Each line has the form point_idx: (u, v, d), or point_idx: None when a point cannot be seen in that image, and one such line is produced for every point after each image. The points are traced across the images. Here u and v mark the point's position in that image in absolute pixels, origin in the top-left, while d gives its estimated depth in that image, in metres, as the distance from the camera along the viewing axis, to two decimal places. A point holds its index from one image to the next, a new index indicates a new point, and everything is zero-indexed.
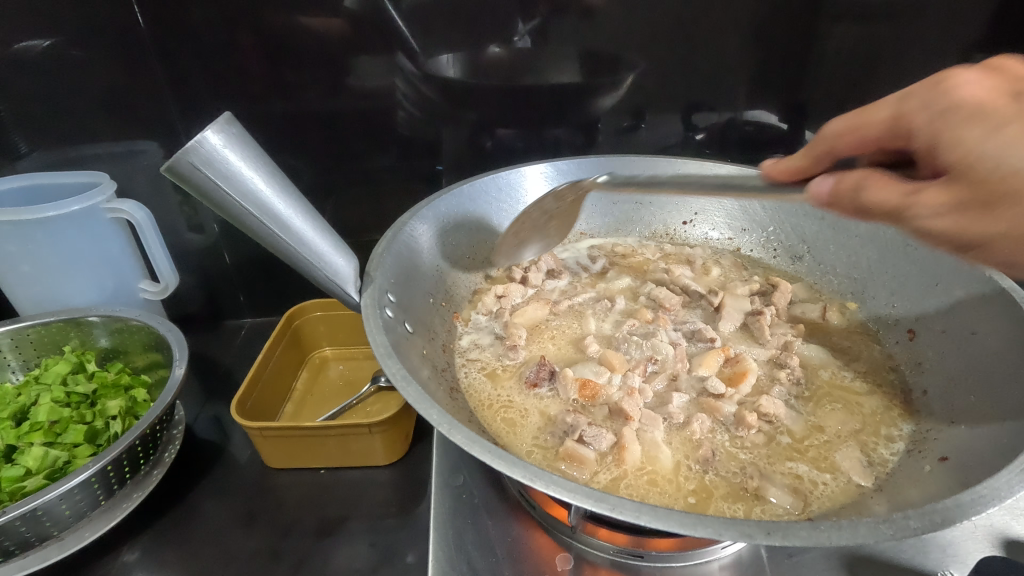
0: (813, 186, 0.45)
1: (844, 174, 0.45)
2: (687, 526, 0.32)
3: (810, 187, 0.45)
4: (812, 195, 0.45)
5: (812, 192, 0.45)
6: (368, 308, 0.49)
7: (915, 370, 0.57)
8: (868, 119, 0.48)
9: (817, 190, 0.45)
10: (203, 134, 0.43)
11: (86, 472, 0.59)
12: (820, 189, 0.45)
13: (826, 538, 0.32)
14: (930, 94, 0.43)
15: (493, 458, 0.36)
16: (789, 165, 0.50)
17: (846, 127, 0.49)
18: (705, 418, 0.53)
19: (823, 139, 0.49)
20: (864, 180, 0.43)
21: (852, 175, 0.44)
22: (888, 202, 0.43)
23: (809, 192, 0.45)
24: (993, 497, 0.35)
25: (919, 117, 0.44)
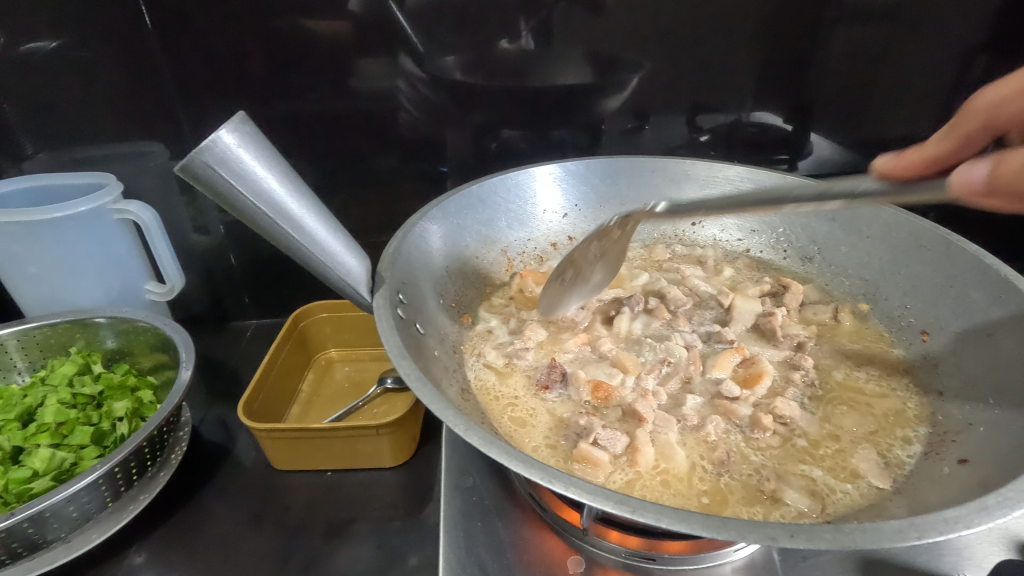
0: (963, 172, 0.38)
1: (996, 157, 0.38)
2: (710, 528, 0.32)
3: (957, 173, 0.38)
4: (962, 184, 0.38)
5: (960, 180, 0.38)
6: (380, 308, 0.49)
7: (930, 372, 0.57)
8: (960, 114, 0.47)
9: (970, 177, 0.38)
10: (215, 134, 0.42)
11: (93, 474, 0.59)
12: (974, 176, 0.37)
13: (850, 541, 0.31)
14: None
15: (510, 460, 0.36)
16: (912, 158, 0.48)
17: (1003, 96, 0.47)
18: (719, 420, 0.53)
19: (981, 108, 0.47)
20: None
21: (998, 156, 0.38)
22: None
23: (957, 181, 0.38)
24: (1019, 499, 0.34)
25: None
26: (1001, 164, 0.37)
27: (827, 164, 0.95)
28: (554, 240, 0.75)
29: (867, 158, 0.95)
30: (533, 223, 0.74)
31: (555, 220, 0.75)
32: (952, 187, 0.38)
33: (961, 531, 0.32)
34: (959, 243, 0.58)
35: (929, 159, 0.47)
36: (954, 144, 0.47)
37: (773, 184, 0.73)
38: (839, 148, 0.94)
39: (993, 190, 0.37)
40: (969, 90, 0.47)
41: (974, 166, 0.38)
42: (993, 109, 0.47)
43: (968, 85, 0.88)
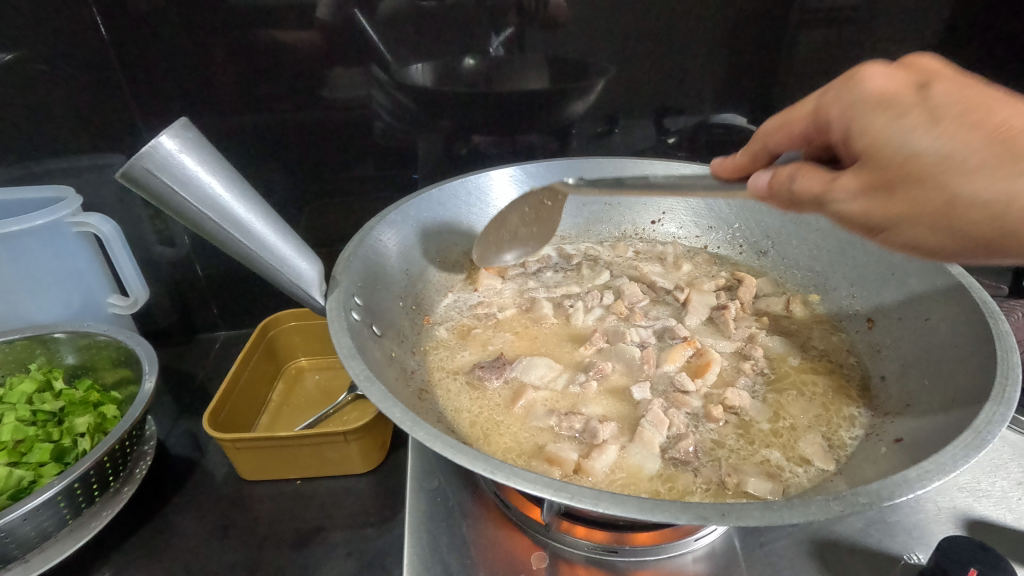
0: (753, 179, 0.46)
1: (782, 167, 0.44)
2: (645, 511, 0.33)
3: (749, 181, 0.46)
4: (755, 190, 0.46)
5: (750, 185, 0.46)
6: (333, 311, 0.49)
7: (874, 357, 0.59)
8: (795, 114, 0.48)
9: (757, 185, 0.46)
10: (157, 140, 0.43)
11: (51, 489, 0.58)
12: (760, 181, 0.45)
13: (780, 516, 0.33)
14: (844, 90, 0.42)
15: (455, 454, 0.36)
16: (735, 162, 0.52)
17: (775, 125, 0.49)
18: (674, 409, 0.54)
19: (814, 124, 0.52)
20: (795, 172, 0.43)
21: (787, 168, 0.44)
22: (813, 190, 0.42)
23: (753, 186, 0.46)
24: (938, 471, 0.36)
25: (832, 110, 0.43)
26: (798, 182, 0.42)
27: None
28: None
29: None
30: None
31: None
32: (749, 191, 0.47)
33: (881, 502, 0.33)
34: None
35: (740, 167, 0.52)
36: (801, 150, 0.53)
37: None
38: None
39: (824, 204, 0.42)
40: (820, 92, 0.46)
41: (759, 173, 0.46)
42: (772, 134, 0.50)
43: None
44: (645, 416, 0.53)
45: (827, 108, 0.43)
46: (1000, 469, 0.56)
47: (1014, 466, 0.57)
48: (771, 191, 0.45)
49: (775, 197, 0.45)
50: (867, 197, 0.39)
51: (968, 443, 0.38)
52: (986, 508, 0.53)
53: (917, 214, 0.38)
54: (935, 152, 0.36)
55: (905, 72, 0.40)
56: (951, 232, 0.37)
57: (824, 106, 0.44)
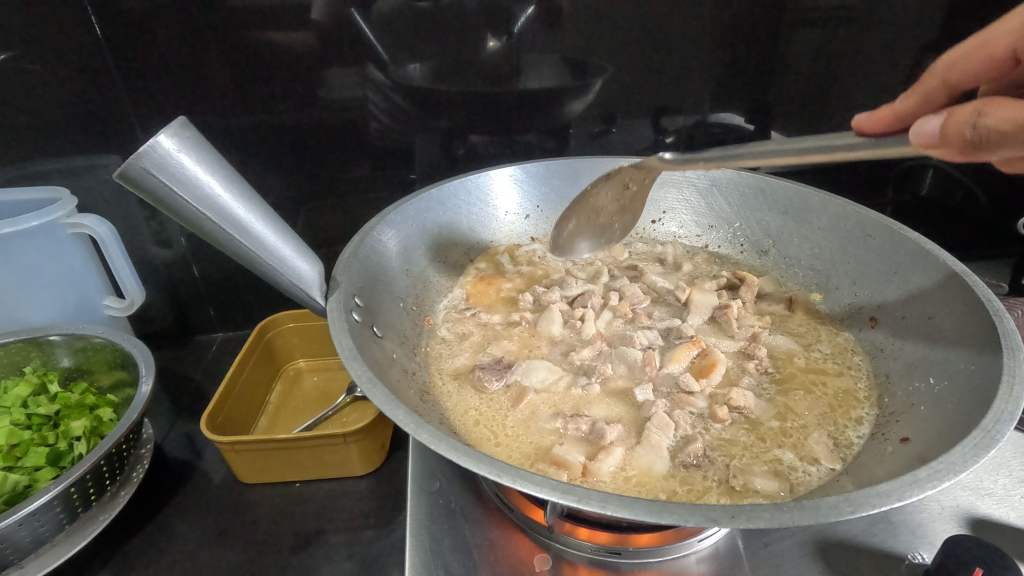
0: (919, 127, 0.40)
1: (954, 109, 0.38)
2: (653, 513, 0.33)
3: (914, 131, 0.40)
4: (920, 140, 0.40)
5: (916, 135, 0.40)
6: (333, 312, 0.48)
7: (878, 357, 0.58)
8: (930, 85, 0.48)
9: (925, 132, 0.39)
10: (155, 139, 0.42)
11: (47, 494, 0.57)
12: (928, 130, 0.39)
13: (789, 517, 0.32)
14: (985, 54, 0.46)
15: (460, 457, 0.36)
16: (887, 113, 0.47)
17: (917, 101, 0.47)
18: (678, 410, 0.54)
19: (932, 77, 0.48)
20: (981, 108, 0.37)
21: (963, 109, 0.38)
22: (1023, 121, 0.35)
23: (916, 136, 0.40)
24: (947, 471, 0.36)
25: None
26: (986, 118, 0.36)
27: None
28: (517, 242, 0.76)
29: None
30: (494, 226, 0.75)
31: (516, 222, 0.76)
32: (914, 144, 0.40)
33: (891, 503, 0.33)
34: (902, 232, 0.60)
35: (906, 114, 0.46)
36: (914, 102, 0.47)
37: (728, 180, 0.74)
38: None
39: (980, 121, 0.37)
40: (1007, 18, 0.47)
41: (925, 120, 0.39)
42: (916, 111, 0.47)
43: (918, 84, 0.92)
44: (651, 419, 0.53)
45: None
46: (1002, 467, 0.56)
47: (1016, 464, 0.57)
48: (944, 138, 0.38)
49: (949, 143, 0.38)
50: (1006, 143, 0.36)
51: (976, 442, 0.37)
52: (989, 507, 0.53)
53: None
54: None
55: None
56: None
57: (956, 81, 0.46)
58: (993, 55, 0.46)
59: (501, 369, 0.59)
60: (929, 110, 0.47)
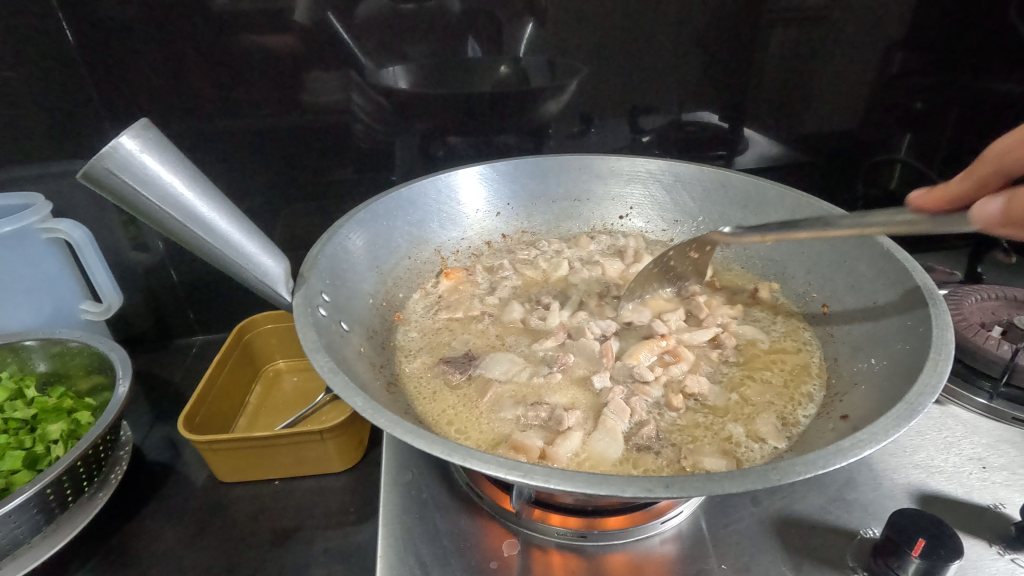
0: (979, 208, 0.42)
1: (1018, 192, 0.40)
2: (594, 486, 0.34)
3: (974, 211, 0.42)
4: (981, 218, 0.42)
5: (976, 216, 0.42)
6: (299, 307, 0.50)
7: (827, 341, 0.61)
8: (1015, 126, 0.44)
9: (986, 212, 0.41)
10: (117, 141, 0.43)
11: (24, 495, 0.58)
12: (991, 209, 0.41)
13: (720, 486, 0.34)
14: None
15: (412, 438, 0.38)
16: (946, 191, 0.46)
17: (1014, 142, 0.43)
18: (635, 397, 0.56)
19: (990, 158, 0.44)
20: None
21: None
22: None
23: (977, 216, 0.42)
24: (871, 440, 0.38)
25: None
26: None
27: (759, 157, 1.00)
28: (488, 239, 0.78)
29: (796, 151, 1.00)
30: (465, 223, 0.76)
31: (486, 219, 0.77)
32: (974, 222, 0.42)
33: (817, 470, 0.35)
34: None
35: (958, 195, 0.46)
36: (973, 185, 0.45)
37: (690, 176, 0.76)
38: (769, 143, 0.99)
39: None
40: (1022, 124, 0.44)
41: (986, 202, 0.41)
42: (1011, 152, 0.43)
43: (884, 81, 0.95)
44: (608, 405, 0.55)
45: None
46: (952, 446, 0.59)
47: (966, 443, 0.59)
48: (1009, 218, 0.40)
49: (1015, 223, 0.40)
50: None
51: (900, 414, 0.40)
52: (939, 483, 0.56)
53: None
54: None
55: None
56: None
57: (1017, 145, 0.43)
58: None
59: (467, 361, 0.61)
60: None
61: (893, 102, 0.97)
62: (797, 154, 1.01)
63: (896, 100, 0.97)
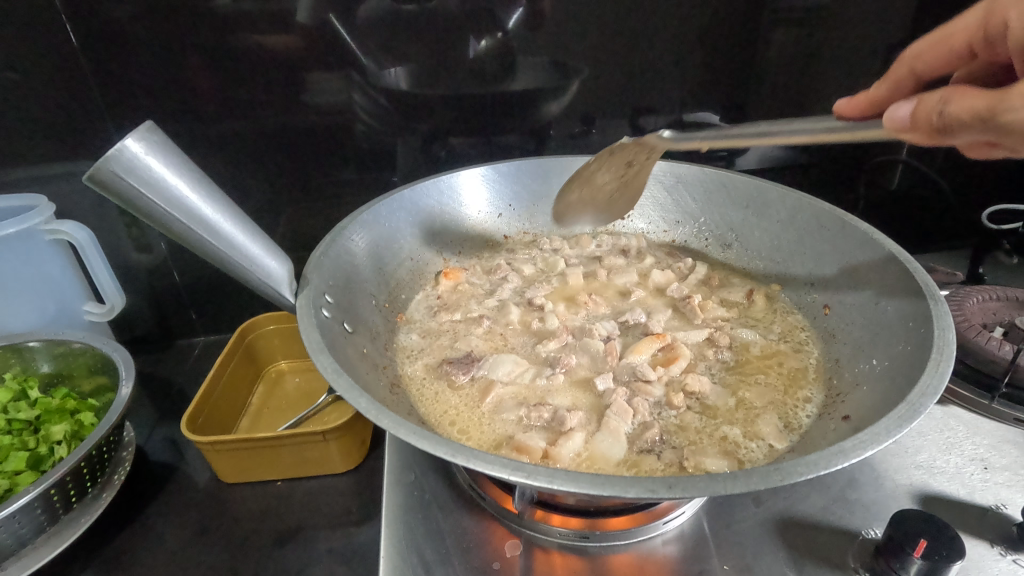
0: (890, 115, 0.42)
1: (926, 95, 0.40)
2: (597, 486, 0.35)
3: (887, 119, 0.42)
4: (891, 125, 0.42)
5: (889, 122, 0.42)
6: (303, 309, 0.50)
7: (829, 342, 0.61)
8: (953, 29, 0.48)
9: (896, 118, 0.41)
10: (123, 143, 0.43)
11: (28, 496, 0.58)
12: (899, 114, 0.41)
13: (723, 486, 0.35)
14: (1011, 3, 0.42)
15: (417, 439, 0.38)
16: (877, 94, 0.54)
17: (927, 46, 0.50)
18: (638, 397, 0.56)
19: (903, 65, 0.52)
20: (948, 95, 0.39)
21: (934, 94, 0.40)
22: (966, 115, 0.37)
23: (887, 119, 0.42)
24: (873, 441, 0.38)
25: (1009, 10, 0.42)
26: (950, 105, 0.38)
27: (760, 158, 1.00)
28: (490, 239, 0.78)
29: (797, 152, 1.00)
30: (467, 224, 0.76)
31: (488, 220, 0.77)
32: (885, 127, 0.42)
33: (819, 471, 0.35)
34: (853, 223, 0.62)
35: (879, 100, 0.54)
36: (888, 87, 0.53)
37: (692, 176, 0.76)
38: (770, 143, 0.99)
39: (943, 109, 0.39)
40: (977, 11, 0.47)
41: (899, 105, 0.41)
42: (922, 55, 0.51)
43: None
44: (611, 406, 0.55)
45: (1002, 9, 0.43)
46: (954, 446, 0.59)
47: (968, 443, 0.59)
48: (916, 121, 0.40)
49: (921, 126, 0.40)
50: (976, 97, 0.37)
51: (902, 414, 0.40)
52: (941, 484, 0.56)
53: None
54: None
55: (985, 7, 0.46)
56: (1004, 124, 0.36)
57: (992, 14, 0.44)
58: (953, 47, 0.48)
59: (469, 362, 0.61)
60: (937, 55, 0.50)
61: None
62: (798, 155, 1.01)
63: None
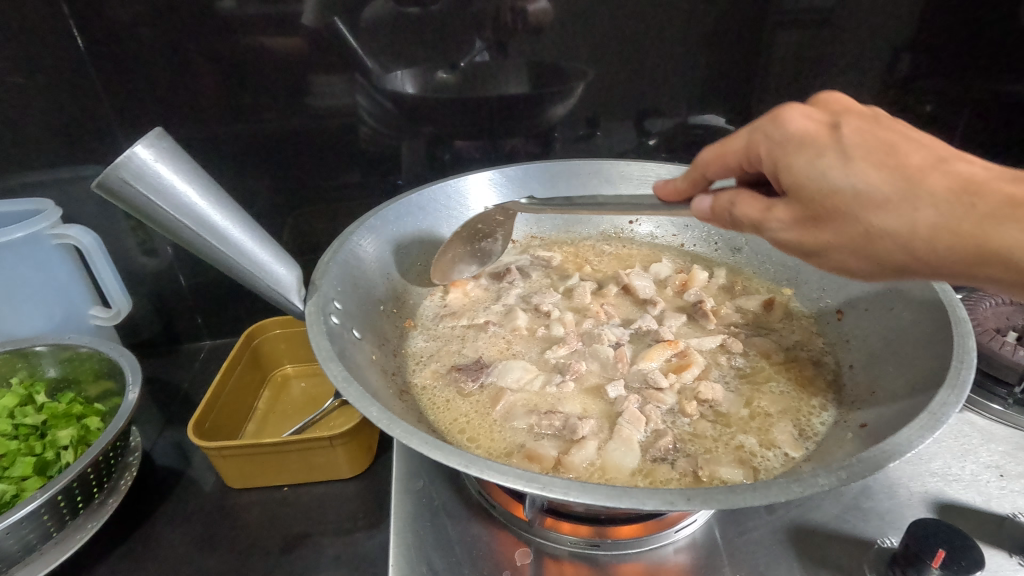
0: (665, 187, 0.59)
1: (720, 194, 0.51)
2: (613, 499, 0.34)
3: (663, 190, 0.59)
4: (698, 212, 0.53)
5: (662, 194, 0.59)
6: (311, 316, 0.49)
7: (843, 348, 0.60)
8: (730, 146, 0.51)
9: (700, 207, 0.53)
10: (132, 149, 0.43)
11: (35, 503, 0.58)
12: (702, 206, 0.53)
13: (742, 499, 0.34)
14: (773, 126, 0.47)
15: (430, 449, 0.37)
16: (676, 187, 0.58)
17: (713, 155, 0.53)
18: (649, 405, 0.56)
19: (698, 165, 0.55)
20: (734, 198, 0.49)
21: (726, 195, 0.51)
22: (751, 215, 0.48)
23: (693, 208, 0.53)
24: (894, 452, 0.37)
25: (762, 146, 0.48)
26: (736, 208, 0.49)
27: None
28: (497, 243, 0.77)
29: None
30: None
31: (496, 224, 0.77)
32: (695, 214, 0.54)
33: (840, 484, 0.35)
34: None
35: (682, 191, 0.58)
36: (687, 183, 0.57)
37: None
38: None
39: (733, 209, 0.50)
40: (748, 128, 0.50)
41: (701, 198, 0.53)
42: (712, 165, 0.54)
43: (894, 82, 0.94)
44: (622, 414, 0.54)
45: (759, 143, 0.48)
46: (969, 453, 0.58)
47: (983, 450, 0.59)
48: (715, 212, 0.52)
49: (718, 217, 0.52)
50: (801, 227, 0.44)
51: (923, 424, 0.40)
52: (956, 492, 0.55)
53: (841, 241, 0.42)
54: (851, 187, 0.41)
55: (820, 112, 0.46)
56: (869, 257, 0.42)
57: (756, 144, 0.49)
58: (730, 161, 0.52)
59: (479, 368, 0.60)
60: (721, 166, 0.53)
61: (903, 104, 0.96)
62: None
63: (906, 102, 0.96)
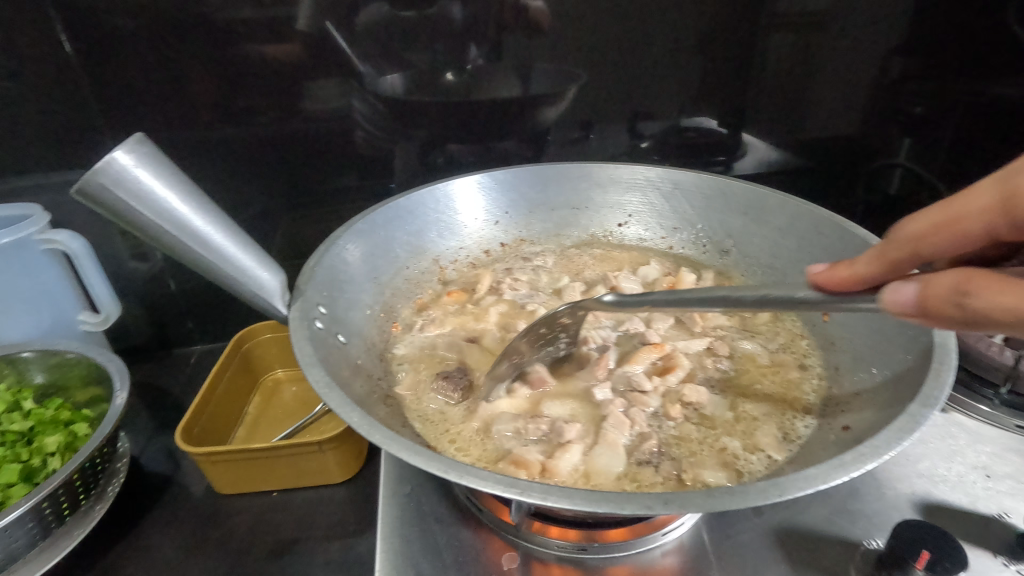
0: (891, 292, 0.35)
1: (932, 280, 0.34)
2: (592, 503, 0.34)
3: (886, 295, 0.36)
4: (895, 306, 0.35)
5: (889, 301, 0.35)
6: (295, 322, 0.49)
7: (829, 351, 0.60)
8: (962, 210, 0.35)
9: (901, 299, 0.35)
10: (111, 155, 0.43)
11: (20, 510, 0.58)
12: (902, 299, 0.35)
13: (720, 503, 0.34)
14: None
15: (411, 455, 0.37)
16: (856, 272, 0.39)
17: (930, 225, 0.36)
18: (634, 409, 0.56)
19: (897, 242, 0.37)
20: (972, 286, 0.31)
21: (944, 281, 0.33)
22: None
23: (887, 302, 0.35)
24: (873, 455, 0.38)
25: None
26: (973, 300, 0.31)
27: (759, 163, 1.00)
28: (486, 247, 0.77)
29: (797, 156, 1.00)
30: (463, 233, 0.76)
31: (485, 228, 0.77)
32: (889, 309, 0.35)
33: (817, 486, 0.35)
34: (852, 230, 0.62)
35: (866, 279, 0.39)
36: (881, 267, 0.38)
37: (691, 183, 0.76)
38: (769, 148, 0.99)
39: (964, 301, 0.32)
40: (991, 179, 0.35)
41: (899, 287, 0.35)
42: (925, 239, 0.36)
43: (885, 84, 0.95)
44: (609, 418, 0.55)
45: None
46: (956, 455, 0.58)
47: (971, 451, 0.59)
48: (931, 308, 0.33)
49: (941, 315, 0.33)
50: None
51: (902, 427, 0.40)
52: (943, 493, 0.55)
53: None
54: None
55: None
56: None
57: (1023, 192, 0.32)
58: (966, 232, 0.35)
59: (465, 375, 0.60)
60: (942, 242, 0.36)
61: (894, 106, 0.97)
62: (798, 159, 1.00)
63: (896, 104, 0.97)
